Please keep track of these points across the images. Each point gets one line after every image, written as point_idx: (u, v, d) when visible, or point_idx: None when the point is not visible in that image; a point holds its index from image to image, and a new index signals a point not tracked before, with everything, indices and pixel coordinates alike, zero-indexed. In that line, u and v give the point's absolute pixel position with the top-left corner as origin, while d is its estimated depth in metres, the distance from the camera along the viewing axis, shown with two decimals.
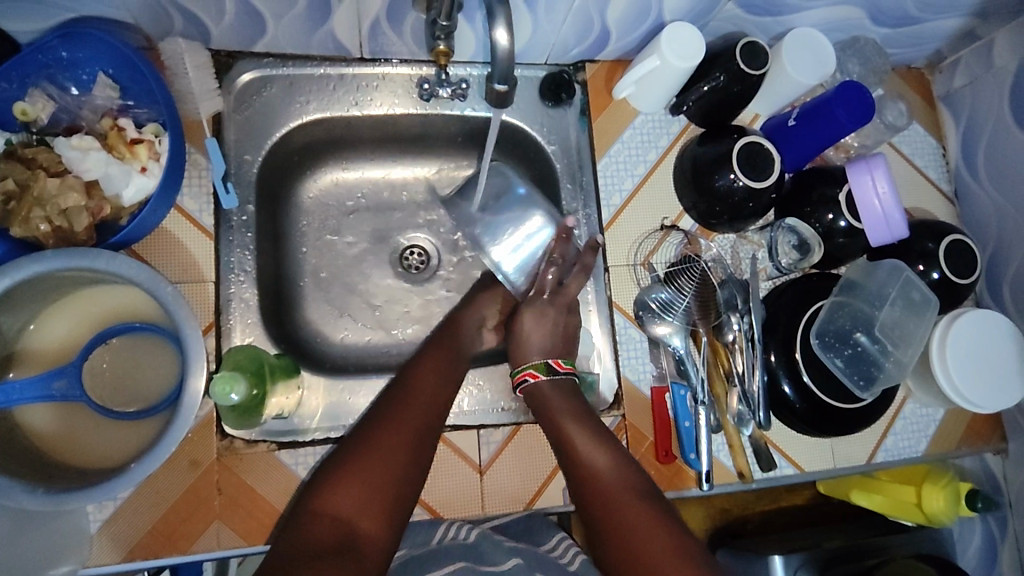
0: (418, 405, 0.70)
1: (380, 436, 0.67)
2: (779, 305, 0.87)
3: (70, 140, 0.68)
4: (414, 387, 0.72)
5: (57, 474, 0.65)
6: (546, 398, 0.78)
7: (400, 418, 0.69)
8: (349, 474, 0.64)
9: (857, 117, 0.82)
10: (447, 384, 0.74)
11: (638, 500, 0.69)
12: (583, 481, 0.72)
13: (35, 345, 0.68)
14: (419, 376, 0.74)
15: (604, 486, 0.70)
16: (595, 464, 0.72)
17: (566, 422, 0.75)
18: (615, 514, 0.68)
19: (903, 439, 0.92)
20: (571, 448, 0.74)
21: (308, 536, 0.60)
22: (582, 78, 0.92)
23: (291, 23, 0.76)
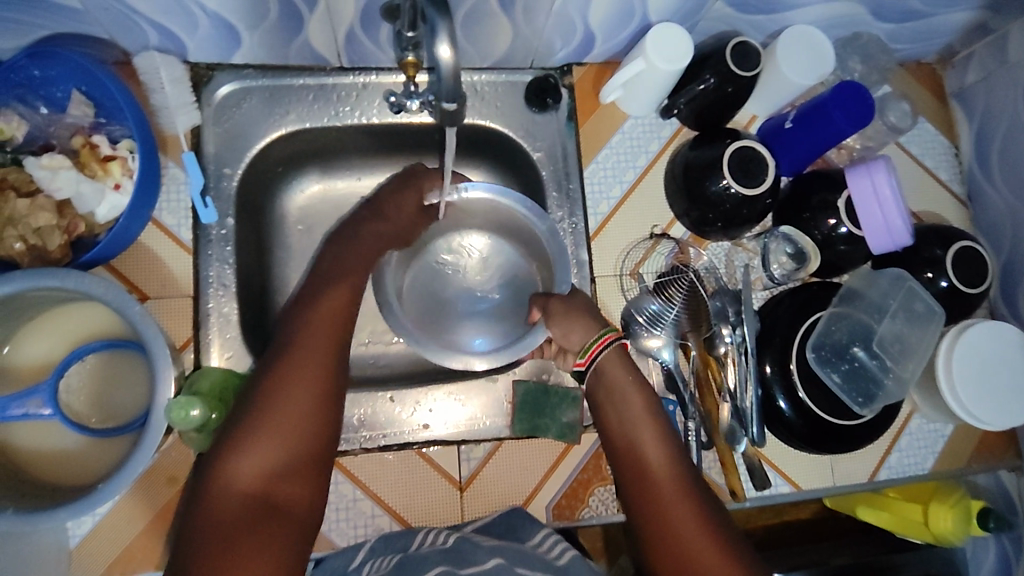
0: (315, 357, 0.66)
1: (275, 391, 0.63)
2: (775, 315, 0.83)
3: (40, 159, 0.68)
4: (309, 330, 0.68)
5: (32, 491, 0.66)
6: (612, 369, 0.74)
7: (299, 367, 0.65)
8: (247, 436, 0.61)
9: (855, 120, 0.79)
10: (342, 323, 0.70)
11: (688, 498, 0.66)
12: (637, 461, 0.70)
13: (13, 363, 0.69)
14: (314, 316, 0.69)
15: (661, 473, 0.68)
16: (654, 444, 0.70)
17: (629, 395, 0.73)
18: (671, 507, 0.66)
19: (909, 456, 0.87)
20: (630, 424, 0.72)
21: (219, 518, 0.58)
22: (570, 82, 0.89)
23: (266, 35, 0.75)
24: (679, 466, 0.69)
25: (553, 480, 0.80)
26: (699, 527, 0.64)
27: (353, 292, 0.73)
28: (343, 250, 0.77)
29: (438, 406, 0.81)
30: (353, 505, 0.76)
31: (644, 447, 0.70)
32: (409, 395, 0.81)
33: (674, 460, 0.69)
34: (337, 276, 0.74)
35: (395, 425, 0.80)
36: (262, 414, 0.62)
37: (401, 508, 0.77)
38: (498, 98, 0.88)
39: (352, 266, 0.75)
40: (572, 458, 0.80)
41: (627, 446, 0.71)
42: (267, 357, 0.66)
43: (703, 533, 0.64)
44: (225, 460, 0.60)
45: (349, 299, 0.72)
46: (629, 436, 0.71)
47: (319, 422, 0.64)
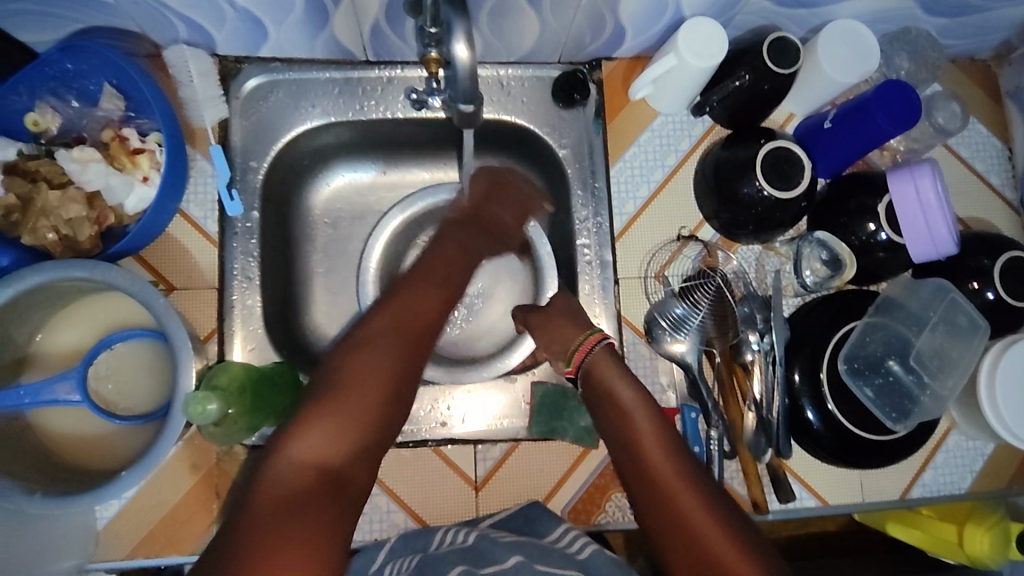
0: (397, 342, 0.68)
1: (359, 379, 0.64)
2: (807, 323, 0.80)
3: (71, 152, 0.70)
4: (401, 327, 0.69)
5: (61, 475, 0.68)
6: (602, 368, 0.74)
7: (386, 361, 0.66)
8: (318, 417, 0.61)
9: (898, 121, 0.75)
10: (430, 326, 0.71)
11: (701, 499, 0.64)
12: (643, 460, 0.67)
13: (46, 350, 0.71)
14: (410, 315, 0.70)
15: (667, 473, 0.66)
16: (657, 442, 0.68)
17: (622, 395, 0.72)
18: (683, 506, 0.63)
19: (945, 474, 0.83)
20: (630, 422, 0.70)
21: (285, 484, 0.57)
22: (598, 78, 0.87)
23: (292, 29, 0.75)
24: (685, 465, 0.67)
25: (570, 484, 0.78)
26: (715, 524, 0.62)
27: (447, 297, 0.75)
28: (437, 253, 0.77)
29: (455, 405, 0.81)
30: (370, 501, 0.76)
31: (648, 446, 0.68)
32: (427, 393, 0.81)
33: (679, 458, 0.67)
34: (434, 278, 0.75)
35: (412, 421, 0.80)
36: (341, 396, 0.63)
37: (416, 504, 0.77)
38: (525, 94, 0.86)
39: (446, 270, 0.76)
40: (590, 462, 0.79)
41: (631, 445, 0.69)
42: (352, 347, 0.67)
43: (723, 533, 0.61)
44: (292, 433, 0.60)
45: (441, 304, 0.73)
46: (634, 434, 0.69)
47: (390, 404, 0.65)
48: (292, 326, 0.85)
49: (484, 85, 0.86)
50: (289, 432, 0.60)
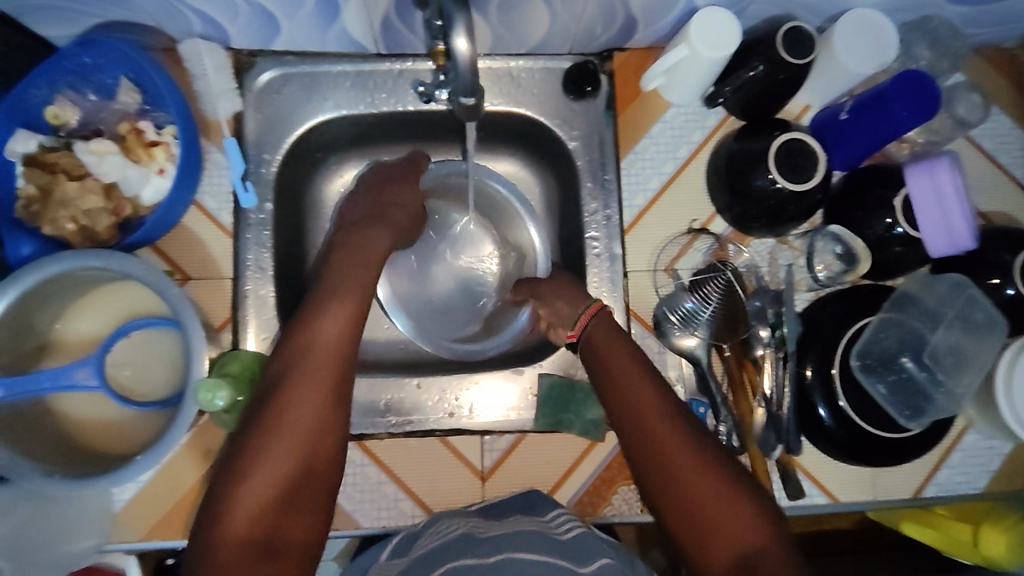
0: (306, 390, 0.65)
1: (275, 434, 0.63)
2: (820, 318, 0.79)
3: (89, 145, 0.72)
4: (303, 367, 0.66)
5: (80, 458, 0.70)
6: (606, 345, 0.74)
7: (296, 410, 0.64)
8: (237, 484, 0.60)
9: (916, 112, 0.73)
10: (339, 355, 0.68)
11: (711, 478, 0.63)
12: (663, 460, 0.65)
13: (67, 336, 0.73)
14: (312, 350, 0.67)
15: (690, 471, 0.63)
16: (676, 439, 0.65)
17: (624, 372, 0.71)
18: (712, 506, 0.62)
19: (961, 474, 0.82)
20: (643, 421, 0.67)
21: (220, 560, 0.57)
22: (610, 69, 0.86)
23: (303, 23, 0.76)
24: (698, 449, 0.65)
25: (576, 476, 0.79)
26: (748, 523, 0.60)
27: (351, 319, 0.70)
28: (345, 267, 0.75)
29: (463, 396, 0.82)
30: (378, 488, 0.77)
31: (665, 443, 0.65)
32: (435, 384, 0.82)
33: (703, 453, 0.64)
34: (342, 312, 0.70)
35: (420, 411, 0.81)
36: (256, 456, 0.62)
37: (423, 493, 0.77)
38: (536, 85, 0.86)
39: (341, 293, 0.72)
40: (597, 455, 0.79)
41: (648, 443, 0.66)
42: (261, 398, 0.65)
43: (755, 532, 0.60)
44: (219, 505, 0.60)
45: (345, 329, 0.69)
46: (651, 431, 0.66)
47: (314, 454, 0.64)
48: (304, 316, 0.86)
49: (494, 77, 0.85)
50: (224, 505, 0.60)
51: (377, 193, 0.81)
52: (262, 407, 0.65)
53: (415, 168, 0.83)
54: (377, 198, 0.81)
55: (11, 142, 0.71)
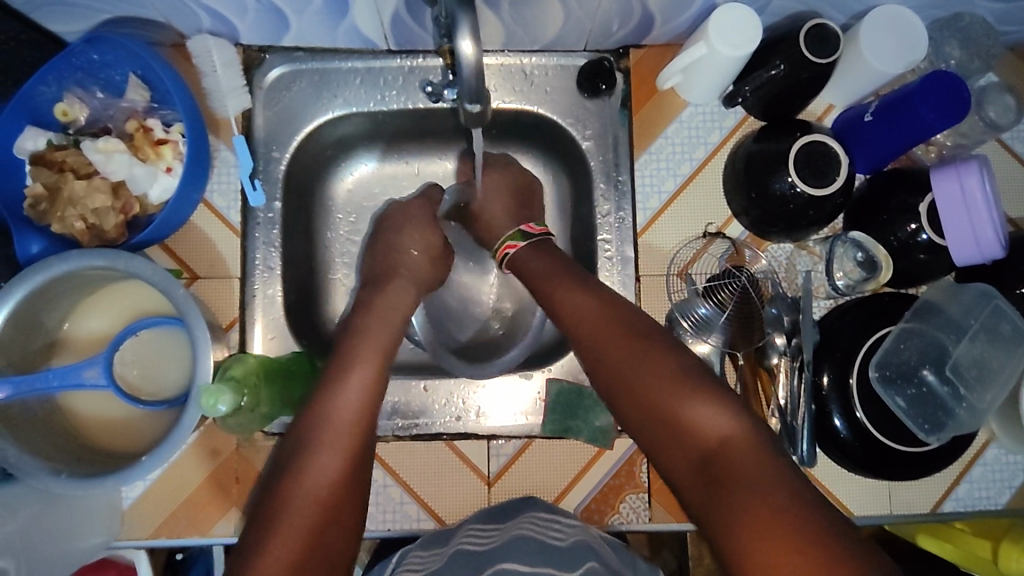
0: (335, 446, 0.59)
1: (302, 491, 0.57)
2: (839, 327, 0.76)
3: (96, 143, 0.71)
4: (316, 448, 0.59)
5: (87, 456, 0.70)
6: (538, 264, 0.73)
7: (306, 497, 0.56)
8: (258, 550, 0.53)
9: (945, 116, 0.70)
10: (356, 433, 0.60)
11: (672, 379, 0.59)
12: (616, 364, 0.62)
13: (76, 334, 0.73)
14: (326, 428, 0.60)
15: (646, 369, 0.60)
16: (624, 339, 0.63)
17: (564, 291, 0.68)
18: (672, 399, 0.58)
19: (981, 489, 0.79)
20: (621, 372, 0.62)
21: None
22: (626, 66, 0.84)
23: (312, 19, 0.74)
24: (656, 352, 0.61)
25: (584, 483, 0.78)
26: (712, 412, 0.57)
27: (371, 388, 0.63)
28: (377, 315, 0.71)
29: (472, 399, 0.80)
30: (383, 491, 0.77)
31: (616, 348, 0.63)
32: (443, 386, 0.81)
33: (655, 349, 0.62)
34: (371, 361, 0.65)
35: (427, 414, 0.80)
36: (274, 522, 0.55)
37: (429, 497, 0.77)
38: (550, 83, 0.84)
39: (359, 363, 0.65)
40: (604, 463, 0.78)
41: (600, 348, 0.64)
42: (282, 460, 0.59)
43: (722, 417, 0.56)
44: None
45: (363, 401, 0.62)
46: (600, 333, 0.64)
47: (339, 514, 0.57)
48: (313, 315, 0.85)
49: (507, 74, 0.84)
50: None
51: (395, 240, 0.81)
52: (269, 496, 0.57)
53: (429, 214, 0.84)
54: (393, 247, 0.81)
55: (20, 139, 0.71)
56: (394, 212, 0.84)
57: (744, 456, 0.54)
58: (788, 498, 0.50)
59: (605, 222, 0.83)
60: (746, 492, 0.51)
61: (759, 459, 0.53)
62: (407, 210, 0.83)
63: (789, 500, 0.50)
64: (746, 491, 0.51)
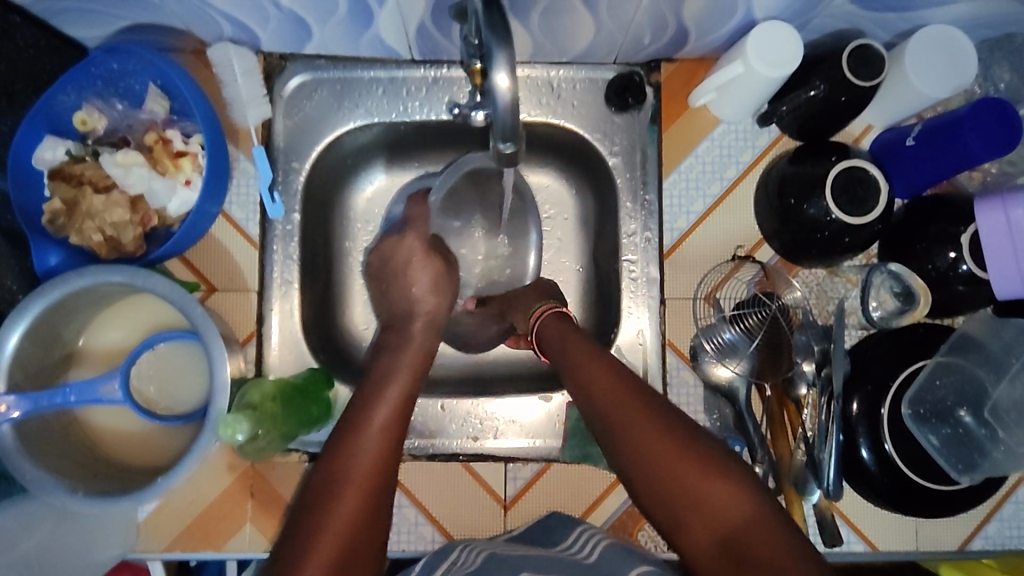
0: (379, 441, 0.59)
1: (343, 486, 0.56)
2: (871, 357, 0.74)
3: (115, 156, 0.70)
4: (336, 490, 0.56)
5: (103, 472, 0.69)
6: (556, 331, 0.72)
7: (326, 538, 0.53)
8: (303, 541, 0.53)
9: (993, 145, 0.67)
10: (379, 477, 0.58)
11: (689, 457, 0.57)
12: (628, 437, 0.59)
13: (93, 347, 0.73)
14: (346, 471, 0.57)
15: (658, 444, 0.58)
16: (635, 409, 0.60)
17: (585, 354, 0.66)
18: (690, 480, 0.56)
19: (1011, 528, 0.77)
20: (636, 445, 0.59)
21: None
22: (656, 80, 0.81)
23: (336, 29, 0.72)
24: (674, 426, 0.59)
25: (601, 509, 0.76)
26: (731, 494, 0.55)
27: (392, 429, 0.61)
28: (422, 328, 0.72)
29: (489, 419, 0.80)
30: (398, 512, 0.76)
31: (627, 418, 0.60)
32: (459, 407, 0.80)
33: (670, 421, 0.59)
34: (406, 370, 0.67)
35: (444, 434, 0.79)
36: (318, 513, 0.55)
37: (444, 518, 0.76)
38: (577, 96, 0.82)
39: (387, 393, 0.64)
40: (623, 490, 0.76)
41: (610, 418, 0.61)
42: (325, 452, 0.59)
43: (742, 499, 0.55)
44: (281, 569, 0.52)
45: (383, 444, 0.59)
46: (610, 402, 0.62)
47: (378, 508, 0.57)
48: (331, 328, 0.84)
49: (533, 86, 0.81)
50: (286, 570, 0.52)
51: (401, 283, 0.74)
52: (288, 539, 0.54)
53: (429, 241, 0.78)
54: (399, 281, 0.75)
55: (39, 149, 0.69)
56: (393, 250, 0.77)
57: (768, 542, 0.52)
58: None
59: (631, 242, 0.81)
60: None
61: (785, 543, 0.51)
62: (413, 232, 0.77)
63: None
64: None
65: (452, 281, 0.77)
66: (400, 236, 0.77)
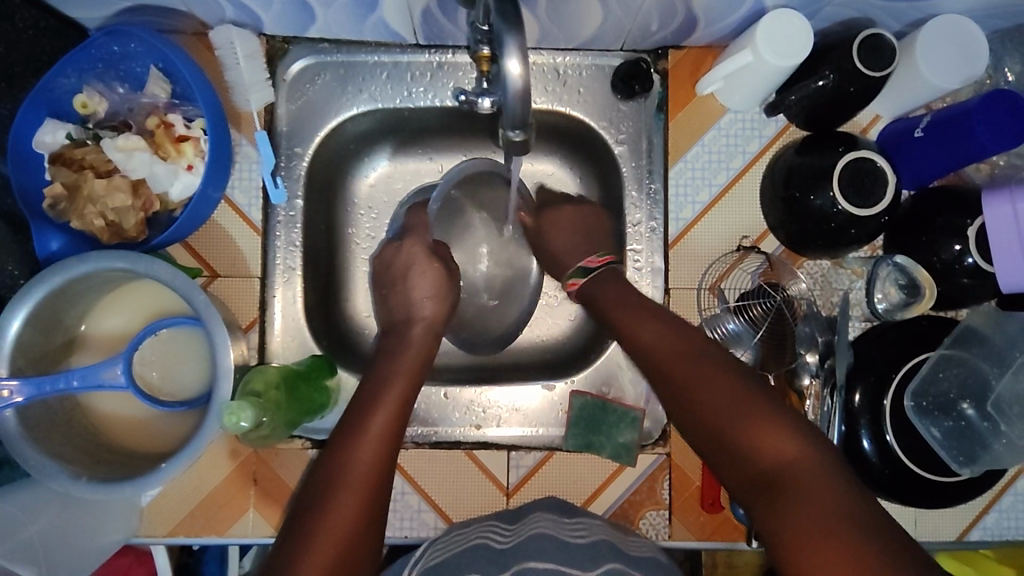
0: (378, 441, 0.60)
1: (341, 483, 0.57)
2: (874, 348, 0.74)
3: (116, 141, 0.69)
4: (333, 493, 0.56)
5: (107, 457, 0.69)
6: (598, 290, 0.73)
7: (325, 540, 0.54)
8: (302, 538, 0.54)
9: (1004, 139, 0.66)
10: (376, 480, 0.58)
11: (724, 389, 0.58)
12: (679, 385, 0.60)
13: (96, 332, 0.72)
14: (341, 475, 0.57)
15: (707, 390, 0.59)
16: (686, 358, 0.62)
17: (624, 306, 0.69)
18: (734, 422, 0.56)
19: (1010, 519, 0.78)
20: (677, 382, 0.61)
21: None
22: (664, 67, 0.81)
23: (340, 13, 0.71)
24: (715, 363, 0.60)
25: (604, 497, 0.77)
26: (773, 436, 0.54)
27: (388, 430, 0.61)
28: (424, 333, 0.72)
29: (492, 408, 0.80)
30: (401, 498, 0.76)
31: (679, 367, 0.61)
32: (463, 395, 0.80)
33: (708, 363, 0.60)
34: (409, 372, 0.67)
35: (446, 423, 0.79)
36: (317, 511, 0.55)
37: (446, 505, 0.76)
38: (583, 84, 0.81)
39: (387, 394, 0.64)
40: (625, 478, 0.77)
41: (662, 367, 0.63)
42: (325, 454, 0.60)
43: (785, 441, 0.54)
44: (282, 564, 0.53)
45: (378, 448, 0.60)
46: (664, 352, 0.63)
47: (378, 503, 0.58)
48: (333, 315, 0.84)
49: (539, 73, 0.81)
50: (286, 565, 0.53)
51: (403, 287, 0.75)
52: (283, 542, 0.55)
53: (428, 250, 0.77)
54: (402, 276, 0.76)
55: (40, 132, 0.69)
56: (394, 257, 0.77)
57: (806, 478, 0.51)
58: (855, 520, 0.47)
59: (636, 232, 0.81)
60: (807, 513, 0.49)
61: (814, 478, 0.51)
62: (414, 237, 0.77)
63: (856, 523, 0.47)
64: (811, 514, 0.48)
65: (453, 283, 0.77)
66: (400, 243, 0.77)
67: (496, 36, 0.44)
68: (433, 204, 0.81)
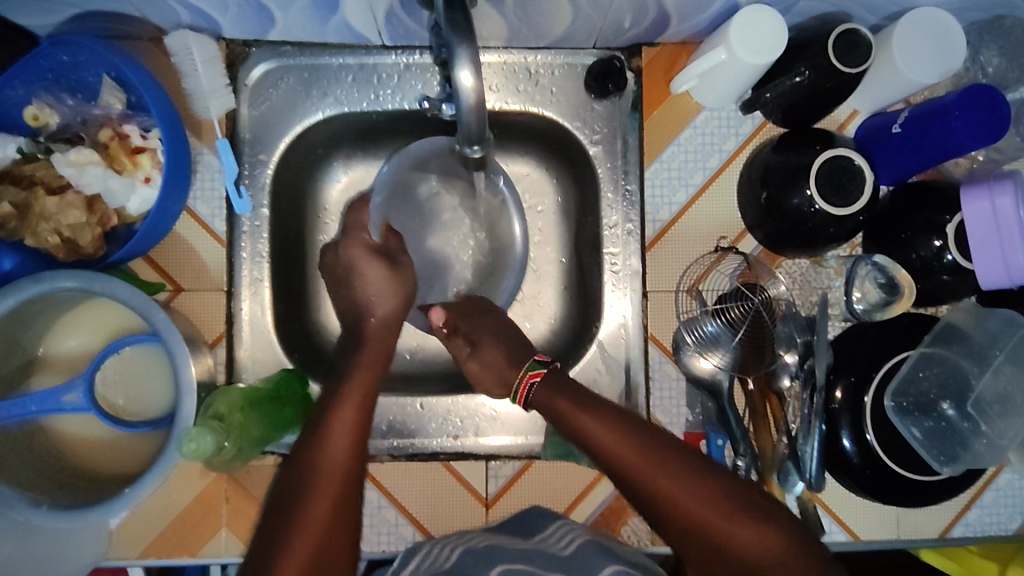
0: (346, 430, 0.61)
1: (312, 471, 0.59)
2: (855, 348, 0.73)
3: (67, 155, 0.66)
4: (306, 491, 0.58)
5: (71, 481, 0.67)
6: (546, 401, 0.69)
7: (303, 538, 0.55)
8: (279, 531, 0.56)
9: (981, 133, 0.65)
10: (347, 471, 0.59)
11: (699, 493, 0.60)
12: (660, 497, 0.61)
13: (57, 352, 0.70)
14: (316, 475, 0.58)
15: (691, 501, 0.59)
16: (659, 469, 0.61)
17: (581, 411, 0.66)
18: (717, 525, 0.58)
19: (992, 514, 0.77)
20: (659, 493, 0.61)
21: None
22: (638, 65, 0.79)
23: (300, 15, 0.68)
24: (686, 471, 0.61)
25: (585, 503, 0.76)
26: (756, 529, 0.58)
27: (355, 426, 0.62)
28: (388, 319, 0.72)
29: (471, 415, 0.79)
30: (378, 513, 0.74)
31: (652, 475, 0.61)
32: (440, 405, 0.79)
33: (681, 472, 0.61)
34: (371, 363, 0.68)
35: (423, 433, 0.78)
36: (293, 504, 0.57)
37: (423, 518, 0.75)
38: (556, 83, 0.79)
39: (350, 383, 0.65)
40: (606, 485, 0.76)
41: (637, 480, 0.62)
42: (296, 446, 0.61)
43: (768, 536, 0.57)
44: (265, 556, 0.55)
45: (350, 439, 0.61)
46: (636, 467, 0.62)
47: (352, 491, 0.59)
48: (305, 326, 0.81)
49: (510, 73, 0.79)
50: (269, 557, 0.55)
51: (350, 290, 0.73)
52: (262, 540, 0.56)
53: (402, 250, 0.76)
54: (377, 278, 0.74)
55: None
56: (336, 260, 0.75)
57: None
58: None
59: (612, 235, 0.79)
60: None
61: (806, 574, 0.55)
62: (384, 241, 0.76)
63: None
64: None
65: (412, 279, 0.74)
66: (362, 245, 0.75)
67: (446, 47, 0.44)
68: (378, 197, 0.77)
